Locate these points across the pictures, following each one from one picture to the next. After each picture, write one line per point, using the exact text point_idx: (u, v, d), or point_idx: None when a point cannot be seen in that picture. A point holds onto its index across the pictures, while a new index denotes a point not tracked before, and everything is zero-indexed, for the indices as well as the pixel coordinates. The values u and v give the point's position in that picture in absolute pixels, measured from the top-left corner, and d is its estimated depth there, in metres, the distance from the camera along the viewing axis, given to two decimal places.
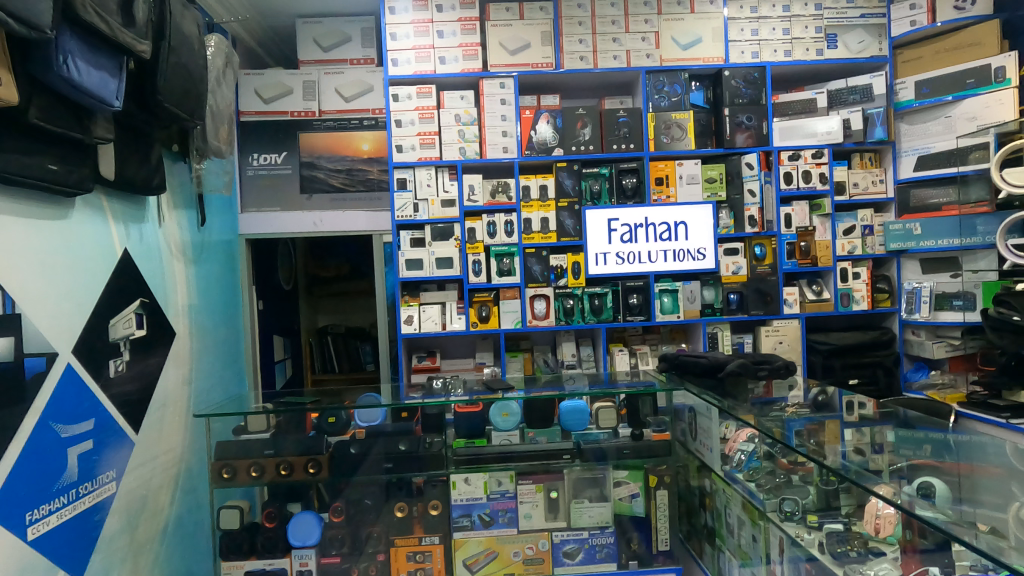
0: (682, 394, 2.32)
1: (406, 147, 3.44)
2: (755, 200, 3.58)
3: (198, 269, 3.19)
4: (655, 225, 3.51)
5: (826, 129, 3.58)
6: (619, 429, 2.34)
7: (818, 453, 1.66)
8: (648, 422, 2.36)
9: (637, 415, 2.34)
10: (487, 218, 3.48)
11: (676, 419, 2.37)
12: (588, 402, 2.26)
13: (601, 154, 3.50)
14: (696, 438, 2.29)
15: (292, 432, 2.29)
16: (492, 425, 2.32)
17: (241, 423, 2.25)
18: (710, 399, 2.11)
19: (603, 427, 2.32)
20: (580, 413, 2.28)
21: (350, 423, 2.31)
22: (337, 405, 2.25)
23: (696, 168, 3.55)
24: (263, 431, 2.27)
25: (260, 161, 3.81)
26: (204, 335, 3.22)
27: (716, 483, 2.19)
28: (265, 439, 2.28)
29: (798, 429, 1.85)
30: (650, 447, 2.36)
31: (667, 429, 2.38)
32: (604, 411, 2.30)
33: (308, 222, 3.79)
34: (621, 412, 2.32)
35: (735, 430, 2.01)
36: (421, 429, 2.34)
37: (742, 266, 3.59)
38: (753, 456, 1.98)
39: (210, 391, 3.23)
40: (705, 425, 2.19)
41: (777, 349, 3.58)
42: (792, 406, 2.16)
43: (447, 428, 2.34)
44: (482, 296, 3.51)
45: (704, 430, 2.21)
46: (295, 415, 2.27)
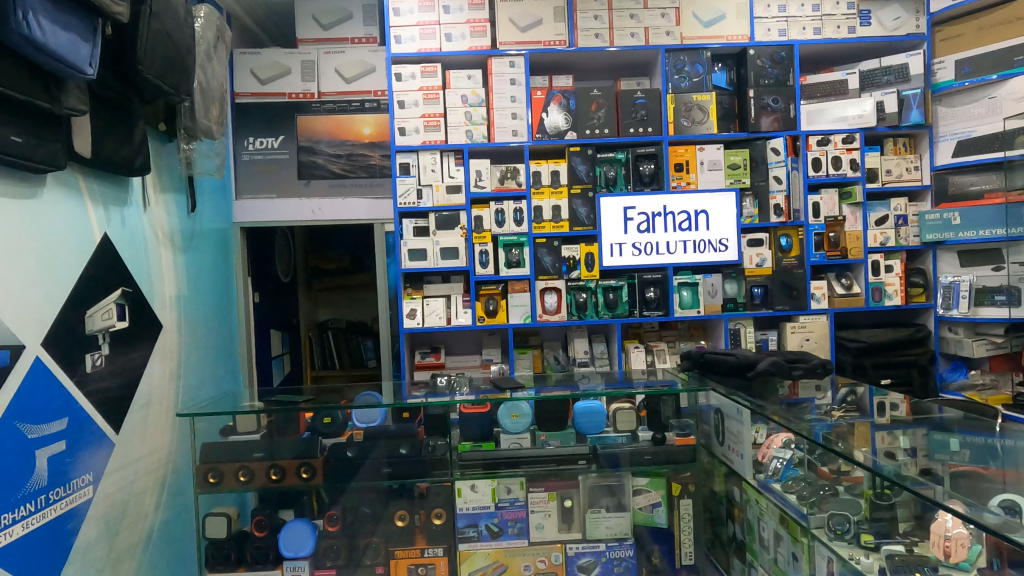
0: (708, 395, 2.17)
1: (410, 130, 3.23)
2: (781, 187, 3.35)
3: (188, 258, 3.00)
4: (674, 214, 3.30)
5: (858, 112, 3.34)
6: (639, 431, 2.19)
7: (877, 461, 1.45)
8: (671, 425, 2.20)
9: (658, 417, 2.19)
10: (495, 206, 3.26)
11: (700, 420, 2.21)
12: (604, 402, 2.12)
13: (618, 138, 3.28)
14: (724, 441, 2.08)
15: (283, 434, 2.11)
16: (501, 427, 2.16)
17: (229, 423, 2.09)
18: (739, 400, 1.96)
19: (620, 430, 2.18)
20: (596, 414, 2.14)
21: (347, 424, 2.15)
22: (334, 404, 2.09)
23: (719, 154, 3.32)
24: (253, 433, 2.09)
25: (257, 145, 3.61)
26: (194, 328, 3.03)
27: (748, 493, 1.97)
28: (256, 440, 2.10)
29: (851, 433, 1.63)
30: (671, 452, 2.17)
31: (691, 433, 2.20)
32: (621, 412, 2.15)
33: (307, 210, 3.58)
34: (641, 414, 2.17)
35: (768, 435, 1.85)
36: (424, 431, 2.19)
37: (767, 258, 3.35)
38: (790, 464, 1.79)
39: (200, 387, 3.04)
40: (735, 427, 1.99)
41: (804, 346, 3.35)
42: (834, 410, 1.95)
43: (452, 430, 2.18)
44: (489, 288, 3.29)
45: (734, 434, 2.00)
46: (289, 414, 2.09)
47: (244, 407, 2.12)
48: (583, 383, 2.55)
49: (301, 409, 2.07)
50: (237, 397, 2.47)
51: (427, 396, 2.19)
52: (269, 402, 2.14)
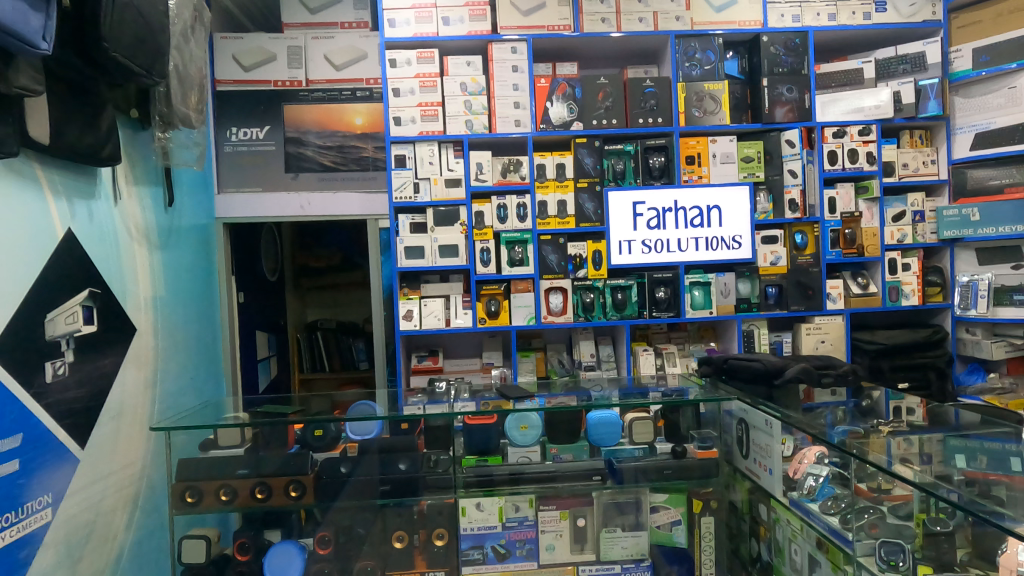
0: (736, 404, 1.99)
1: (405, 120, 3.03)
2: (796, 180, 3.17)
3: (165, 256, 2.78)
4: (685, 209, 3.13)
5: (874, 102, 3.19)
6: (656, 443, 2.00)
7: (935, 483, 1.28)
8: (691, 436, 2.02)
9: (676, 429, 2.01)
10: (497, 201, 3.06)
11: (723, 430, 2.02)
12: (621, 413, 1.96)
13: (626, 129, 3.10)
14: (749, 454, 1.90)
15: (269, 449, 1.98)
16: (509, 440, 1.99)
17: (211, 437, 1.93)
18: (767, 411, 1.79)
19: (637, 443, 2.00)
20: (612, 426, 1.97)
21: (339, 437, 2.00)
22: (326, 415, 1.95)
23: (731, 146, 3.16)
24: (235, 446, 1.95)
25: (241, 135, 3.39)
26: (173, 331, 2.81)
27: (776, 511, 1.79)
28: (238, 457, 1.95)
29: (881, 443, 1.52)
30: (691, 467, 1.98)
31: (713, 446, 2.01)
32: (639, 423, 1.98)
33: (295, 205, 3.36)
34: (658, 425, 2.00)
35: (798, 448, 1.70)
36: (425, 444, 2.01)
37: (781, 256, 3.20)
38: (828, 482, 1.62)
39: (179, 394, 2.83)
40: (763, 439, 1.82)
41: (818, 348, 3.20)
42: (878, 421, 1.74)
43: (456, 441, 1.99)
44: (492, 288, 3.09)
45: (762, 447, 1.83)
46: (277, 427, 1.95)
47: (226, 420, 1.96)
48: (593, 390, 2.37)
49: (291, 420, 1.91)
50: (218, 408, 2.26)
51: (426, 406, 2.04)
52: (252, 413, 1.99)
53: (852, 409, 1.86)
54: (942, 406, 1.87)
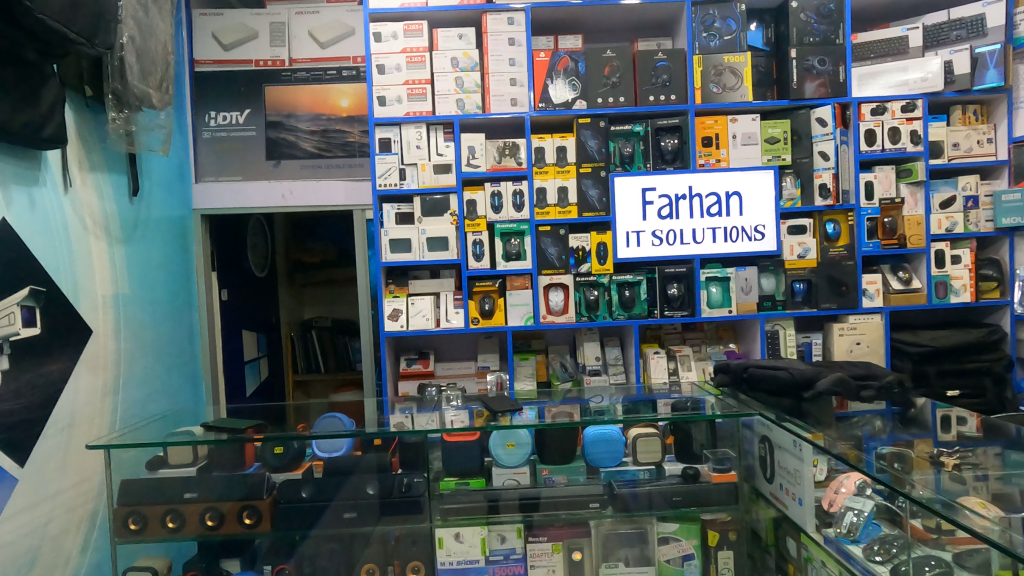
0: (760, 419, 1.74)
1: (390, 100, 2.76)
2: (828, 163, 2.81)
3: (131, 249, 2.56)
4: (702, 197, 2.80)
5: (919, 74, 2.82)
6: (665, 463, 1.83)
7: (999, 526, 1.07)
8: (705, 456, 1.81)
9: (688, 446, 1.81)
10: (491, 188, 2.78)
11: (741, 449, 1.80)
12: (625, 431, 1.78)
13: (635, 107, 2.78)
14: (774, 478, 1.68)
15: (226, 470, 1.79)
16: (493, 459, 1.81)
17: (159, 455, 1.75)
18: (796, 431, 1.55)
19: (642, 464, 1.83)
20: (613, 443, 1.80)
21: (303, 454, 1.78)
22: (288, 433, 1.72)
23: (754, 125, 2.82)
24: (187, 465, 1.78)
25: (219, 120, 3.16)
26: (140, 332, 2.58)
27: (808, 549, 1.56)
28: (190, 477, 1.79)
29: (927, 477, 1.28)
30: (705, 492, 1.79)
31: (731, 467, 1.80)
32: (645, 441, 1.80)
33: (276, 194, 3.12)
34: (668, 441, 1.81)
35: (833, 479, 1.47)
36: (399, 463, 1.84)
37: (811, 248, 2.85)
38: (873, 520, 1.42)
39: (147, 400, 2.60)
40: (790, 464, 1.59)
41: (853, 350, 2.85)
42: (943, 448, 1.41)
43: (433, 463, 1.81)
44: (485, 285, 2.81)
45: (791, 472, 1.59)
46: (233, 445, 1.76)
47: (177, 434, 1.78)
48: (595, 399, 2.09)
49: (245, 438, 1.71)
50: (184, 416, 2.07)
51: (415, 415, 1.95)
52: (207, 427, 1.79)
53: (891, 420, 1.60)
54: (1001, 418, 1.58)
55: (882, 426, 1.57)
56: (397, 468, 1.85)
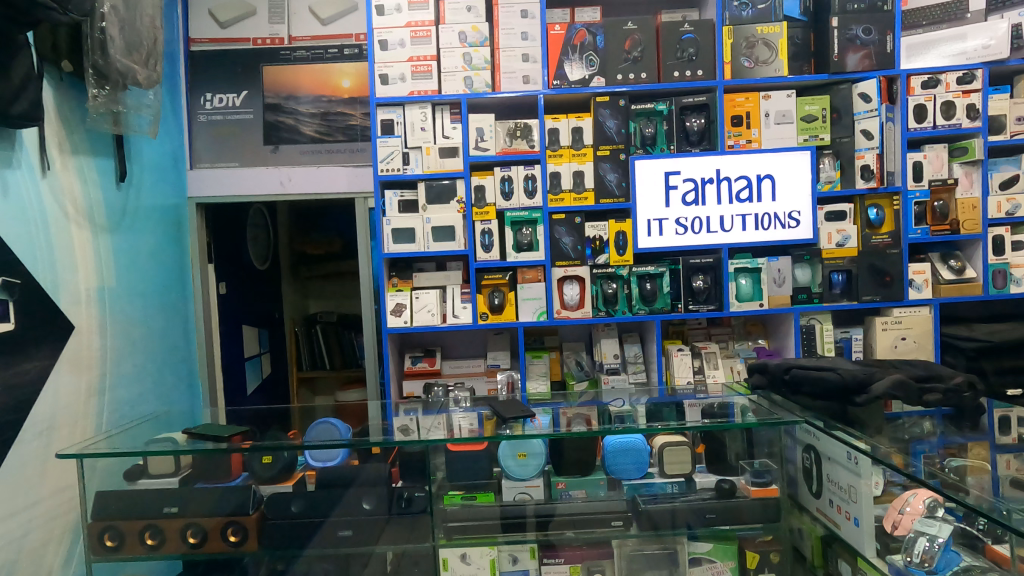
0: (803, 425, 1.54)
1: (393, 78, 2.56)
2: (871, 143, 2.55)
3: (119, 239, 2.38)
4: (731, 180, 2.58)
5: (981, 41, 2.58)
6: (695, 475, 1.64)
7: None
8: (742, 467, 1.62)
9: (722, 456, 1.61)
10: (501, 172, 2.58)
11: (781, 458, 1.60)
12: (651, 439, 1.57)
13: (659, 84, 2.56)
14: (822, 492, 1.48)
15: (207, 480, 1.63)
16: (503, 469, 1.63)
17: (137, 465, 1.58)
18: (850, 440, 1.36)
19: (669, 477, 1.63)
20: (635, 452, 1.60)
21: (297, 463, 1.62)
22: (279, 443, 1.55)
23: (789, 102, 2.58)
24: (168, 475, 1.61)
25: (215, 102, 2.98)
26: (129, 327, 2.41)
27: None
28: (171, 489, 1.62)
29: (985, 483, 1.13)
30: (742, 509, 1.59)
31: (772, 482, 1.60)
32: (672, 452, 1.59)
33: (274, 181, 2.95)
34: (698, 450, 1.60)
35: (898, 500, 1.28)
36: (400, 475, 1.66)
37: (851, 235, 2.62)
38: (950, 547, 1.20)
39: (137, 400, 2.44)
40: (844, 479, 1.39)
41: (898, 346, 2.61)
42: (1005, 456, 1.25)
43: (435, 474, 1.62)
44: (495, 278, 2.61)
45: (841, 488, 1.40)
46: (215, 455, 1.59)
47: (158, 441, 1.61)
48: (612, 400, 1.89)
49: (232, 451, 1.54)
50: (170, 419, 1.89)
51: (421, 416, 1.80)
52: (189, 435, 1.62)
53: (941, 420, 1.46)
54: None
55: (936, 431, 1.37)
56: (398, 480, 1.67)
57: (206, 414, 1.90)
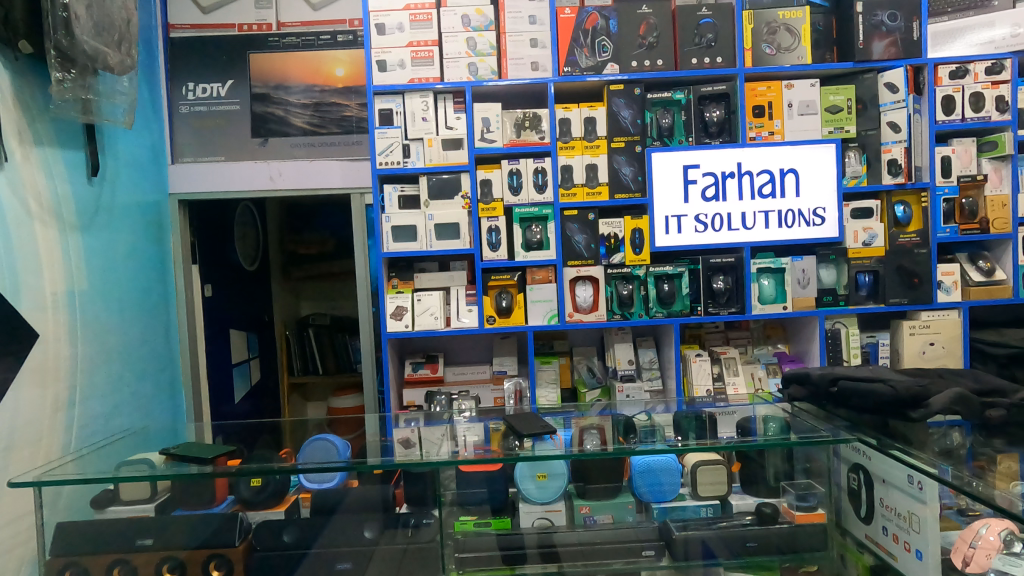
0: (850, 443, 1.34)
1: (391, 65, 2.39)
2: (899, 135, 2.41)
3: (91, 238, 2.19)
4: (753, 175, 2.43)
5: (1009, 29, 2.44)
6: (731, 497, 1.46)
7: None
8: (783, 489, 1.44)
9: (760, 477, 1.43)
10: (508, 166, 2.41)
11: (823, 478, 1.42)
12: (682, 460, 1.41)
13: (676, 72, 2.40)
14: (872, 517, 1.30)
15: (188, 506, 1.43)
16: (520, 491, 1.47)
17: (108, 491, 1.39)
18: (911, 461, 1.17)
19: (704, 499, 1.47)
20: (664, 471, 1.44)
21: (288, 486, 1.44)
22: (266, 467, 1.36)
23: (813, 92, 2.43)
24: (142, 502, 1.41)
25: (199, 92, 2.79)
26: (103, 335, 2.21)
27: None
28: (146, 518, 1.41)
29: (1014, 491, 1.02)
30: (787, 536, 1.40)
31: (819, 506, 1.42)
32: (707, 471, 1.44)
33: (263, 176, 2.76)
34: (733, 470, 1.43)
35: (968, 534, 1.16)
36: (404, 499, 1.45)
37: (877, 234, 2.47)
38: None
39: (112, 414, 2.24)
40: (901, 505, 1.21)
41: (926, 352, 2.47)
42: None
43: (444, 493, 1.44)
44: (502, 279, 2.44)
45: (901, 515, 1.21)
46: (196, 480, 1.40)
47: (132, 463, 1.42)
48: (625, 407, 1.68)
49: (216, 476, 1.34)
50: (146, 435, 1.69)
51: (422, 427, 1.62)
52: (169, 457, 1.42)
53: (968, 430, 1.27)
54: None
55: (971, 443, 1.23)
56: (402, 503, 1.47)
57: (188, 427, 1.69)
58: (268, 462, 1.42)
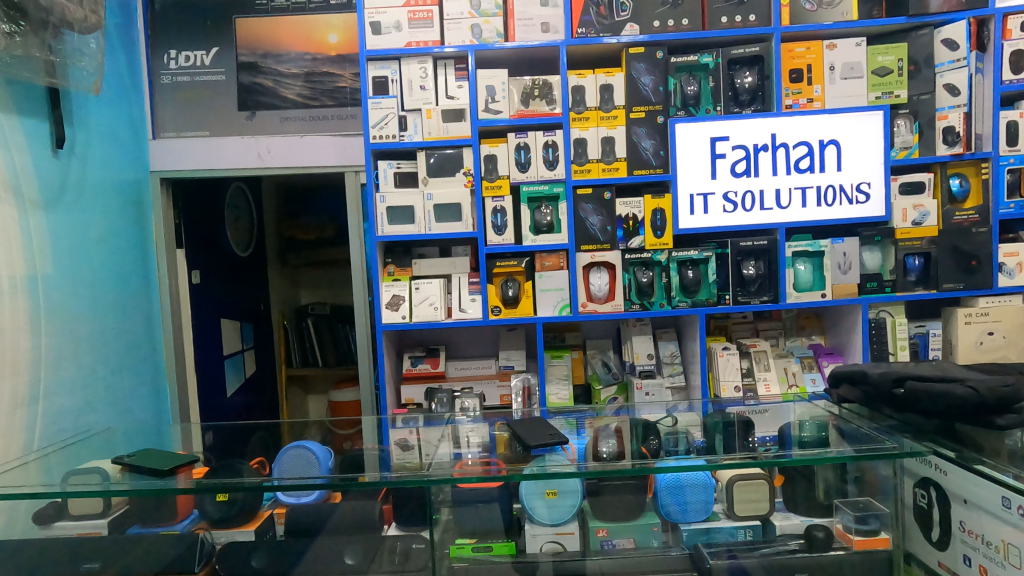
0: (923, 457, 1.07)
1: (386, 26, 2.15)
2: (957, 99, 2.12)
3: (57, 218, 2.00)
4: (789, 147, 2.17)
5: None
6: (774, 517, 1.17)
7: None
8: (836, 506, 1.14)
9: (809, 494, 1.15)
10: (515, 139, 2.17)
11: (882, 494, 1.12)
12: (715, 475, 1.15)
13: (703, 32, 2.13)
14: (950, 544, 1.03)
15: (147, 523, 1.22)
16: (525, 508, 1.20)
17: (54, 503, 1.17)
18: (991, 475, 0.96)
19: (740, 519, 1.18)
20: (690, 484, 1.19)
21: (259, 501, 1.22)
22: (234, 485, 1.12)
23: (858, 52, 2.16)
24: (95, 517, 1.19)
25: (181, 62, 2.58)
26: (73, 324, 2.03)
27: None
28: (99, 538, 1.19)
29: None
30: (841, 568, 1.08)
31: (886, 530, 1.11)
32: (745, 486, 1.17)
33: (250, 152, 2.55)
34: (775, 484, 1.16)
35: None
36: (394, 517, 1.25)
37: (929, 212, 2.20)
38: None
39: (83, 410, 2.06)
40: (992, 532, 0.96)
41: (984, 343, 2.21)
42: None
43: (439, 512, 1.20)
44: (508, 265, 2.20)
45: (995, 545, 0.95)
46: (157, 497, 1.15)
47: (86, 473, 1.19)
48: (645, 408, 1.43)
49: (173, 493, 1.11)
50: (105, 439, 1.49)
51: (422, 426, 1.42)
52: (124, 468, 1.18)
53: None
54: None
55: None
56: (391, 522, 1.26)
57: (162, 430, 1.48)
58: (237, 477, 1.17)
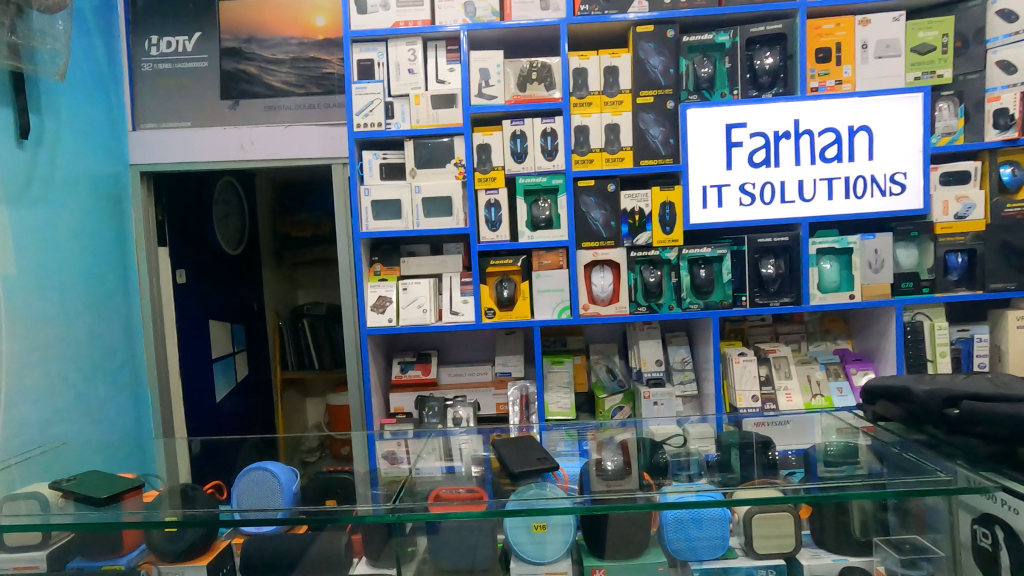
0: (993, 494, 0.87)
1: (372, 5, 1.99)
2: (1012, 78, 1.90)
3: (20, 213, 1.86)
4: (814, 134, 1.97)
5: None
6: (802, 555, 0.95)
7: None
8: (875, 544, 0.95)
9: (843, 528, 0.95)
10: (511, 126, 2.00)
11: (931, 531, 0.94)
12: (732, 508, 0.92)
13: (719, 7, 1.94)
14: None
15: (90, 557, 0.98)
16: (510, 540, 0.98)
17: None
18: None
19: (762, 557, 0.95)
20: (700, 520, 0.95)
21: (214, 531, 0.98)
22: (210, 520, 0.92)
23: (893, 29, 1.96)
24: (31, 549, 0.96)
25: (162, 48, 2.44)
26: (38, 327, 1.90)
27: None
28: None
29: None
30: None
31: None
32: (766, 518, 0.94)
33: (233, 144, 2.40)
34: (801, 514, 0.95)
35: None
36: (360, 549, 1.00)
37: (975, 204, 1.99)
38: None
39: (50, 419, 1.92)
40: None
41: None
42: None
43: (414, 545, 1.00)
44: (503, 264, 2.04)
45: None
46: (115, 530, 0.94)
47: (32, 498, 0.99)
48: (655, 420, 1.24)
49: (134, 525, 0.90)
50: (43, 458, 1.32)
51: (411, 439, 1.24)
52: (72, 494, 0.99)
53: None
54: None
55: None
56: (361, 557, 1.01)
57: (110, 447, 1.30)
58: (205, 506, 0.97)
